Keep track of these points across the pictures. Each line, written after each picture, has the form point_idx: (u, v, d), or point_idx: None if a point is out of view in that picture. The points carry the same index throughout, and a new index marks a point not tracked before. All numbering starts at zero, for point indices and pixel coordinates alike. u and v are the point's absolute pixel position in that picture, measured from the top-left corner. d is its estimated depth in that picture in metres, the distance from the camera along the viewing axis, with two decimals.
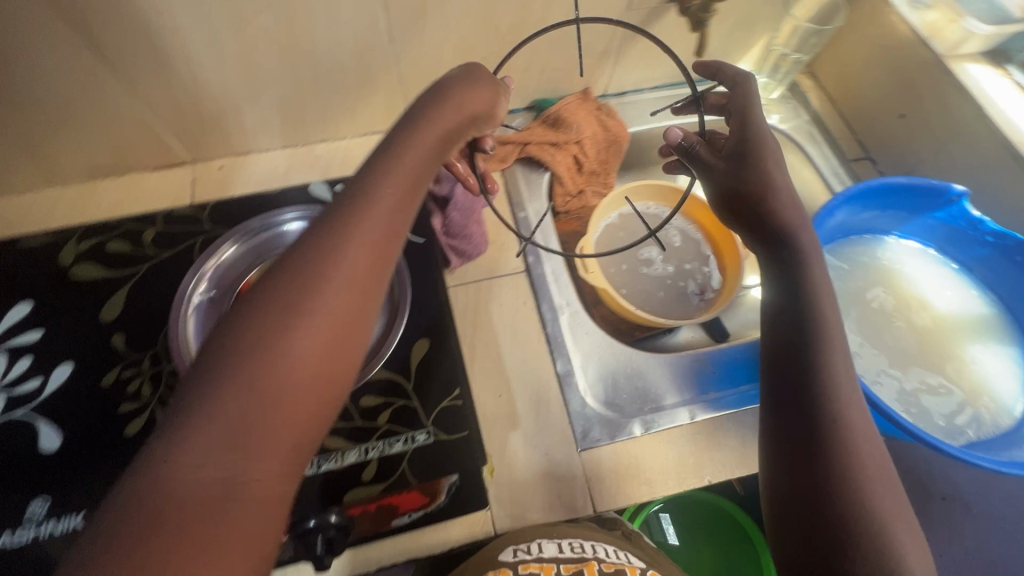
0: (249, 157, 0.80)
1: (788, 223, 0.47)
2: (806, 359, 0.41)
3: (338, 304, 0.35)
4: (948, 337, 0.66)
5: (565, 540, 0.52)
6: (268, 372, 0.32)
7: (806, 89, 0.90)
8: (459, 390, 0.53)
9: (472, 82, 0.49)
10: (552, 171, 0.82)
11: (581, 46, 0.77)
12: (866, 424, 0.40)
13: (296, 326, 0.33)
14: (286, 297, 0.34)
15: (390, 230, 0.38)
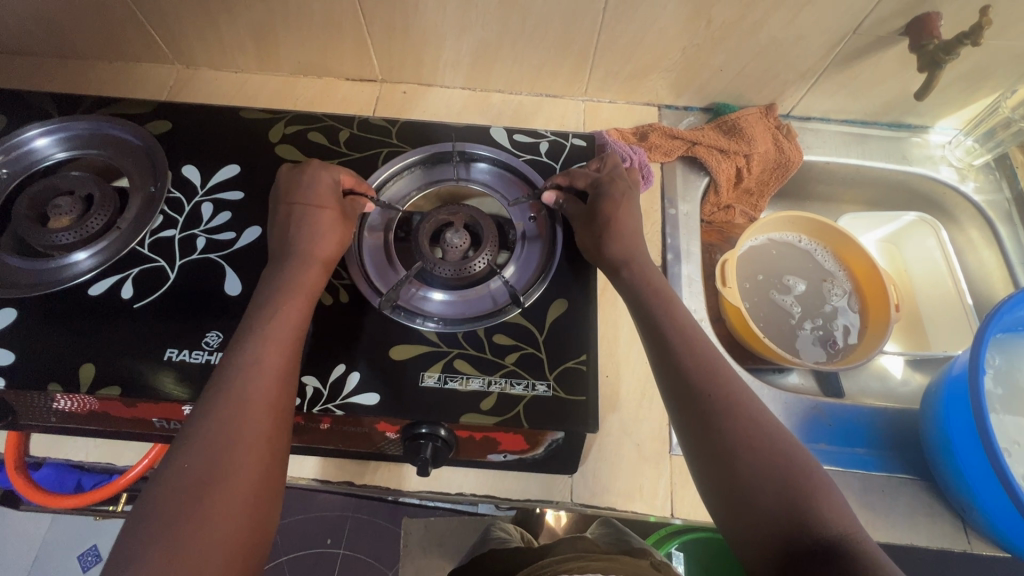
0: (430, 89, 0.85)
1: (619, 257, 0.56)
2: (698, 404, 0.46)
3: (263, 371, 0.45)
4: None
5: None
6: (231, 402, 0.43)
7: (1017, 163, 0.81)
8: (586, 355, 0.54)
9: (330, 167, 0.60)
10: (711, 177, 0.79)
11: (786, 58, 0.74)
12: (769, 434, 0.44)
13: (227, 399, 0.43)
14: (216, 381, 0.44)
15: (297, 315, 0.50)
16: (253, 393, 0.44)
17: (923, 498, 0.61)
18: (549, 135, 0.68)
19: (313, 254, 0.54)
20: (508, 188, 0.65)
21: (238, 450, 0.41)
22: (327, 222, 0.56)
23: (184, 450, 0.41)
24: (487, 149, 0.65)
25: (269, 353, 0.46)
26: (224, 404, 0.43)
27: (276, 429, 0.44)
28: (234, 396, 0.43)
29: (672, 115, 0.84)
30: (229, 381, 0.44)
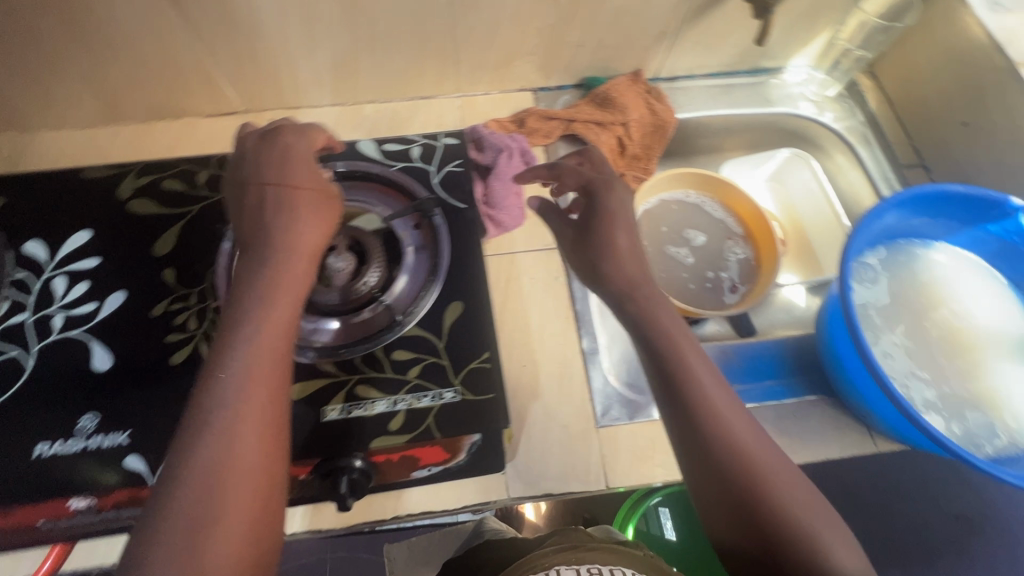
0: (299, 111, 0.81)
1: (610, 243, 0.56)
2: (704, 448, 0.46)
3: (248, 410, 0.41)
4: (973, 354, 0.65)
5: (584, 567, 0.44)
6: (224, 440, 0.40)
7: (865, 89, 0.87)
8: (487, 353, 0.54)
9: (300, 133, 0.55)
10: (595, 151, 0.81)
11: (638, 24, 0.76)
12: (775, 470, 0.45)
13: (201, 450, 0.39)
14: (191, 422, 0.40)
15: (287, 338, 0.45)
16: (242, 440, 0.40)
17: (831, 414, 0.65)
18: (420, 139, 0.67)
19: (298, 247, 0.49)
20: (385, 200, 0.62)
21: (225, 505, 0.38)
22: (306, 205, 0.51)
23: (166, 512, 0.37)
24: (349, 163, 0.63)
25: (245, 390, 0.42)
26: (201, 456, 0.39)
27: (271, 465, 0.41)
28: (216, 445, 0.39)
29: (547, 97, 0.85)
30: (208, 425, 0.40)
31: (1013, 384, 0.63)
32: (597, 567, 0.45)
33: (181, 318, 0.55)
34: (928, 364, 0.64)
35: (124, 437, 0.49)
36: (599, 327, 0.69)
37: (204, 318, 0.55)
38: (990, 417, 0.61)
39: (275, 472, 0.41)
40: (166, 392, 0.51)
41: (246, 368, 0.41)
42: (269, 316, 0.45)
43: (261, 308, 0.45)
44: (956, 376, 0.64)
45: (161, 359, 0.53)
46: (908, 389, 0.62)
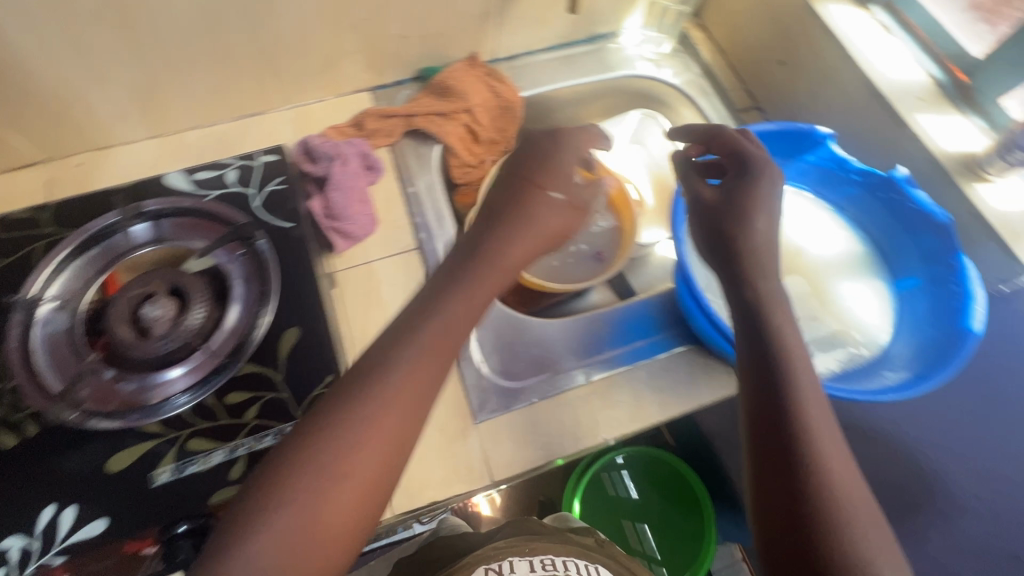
0: (113, 151, 0.74)
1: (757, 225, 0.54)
2: (777, 438, 0.43)
3: (366, 454, 0.39)
4: (818, 284, 0.68)
5: (536, 558, 0.51)
6: (313, 482, 0.37)
7: (696, 41, 0.90)
8: (332, 377, 0.51)
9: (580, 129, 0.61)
10: (442, 143, 0.79)
11: (455, 7, 0.74)
12: (844, 471, 0.42)
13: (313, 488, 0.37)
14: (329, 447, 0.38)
15: (422, 391, 0.42)
16: (348, 486, 0.38)
17: (698, 361, 0.67)
18: (234, 161, 0.62)
19: (506, 258, 0.51)
20: (201, 233, 0.57)
21: (338, 525, 0.37)
22: (546, 212, 0.54)
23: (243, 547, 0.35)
24: (154, 201, 0.58)
25: (386, 425, 0.40)
26: (298, 490, 0.37)
27: (368, 506, 0.39)
28: (320, 482, 0.37)
29: (386, 94, 0.82)
30: (330, 455, 0.38)
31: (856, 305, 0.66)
32: (551, 557, 0.51)
33: None
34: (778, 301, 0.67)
35: None
36: None
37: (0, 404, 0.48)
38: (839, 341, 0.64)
39: (368, 514, 0.39)
40: None
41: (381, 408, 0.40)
42: (425, 353, 0.43)
43: (422, 336, 0.43)
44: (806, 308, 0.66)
45: None
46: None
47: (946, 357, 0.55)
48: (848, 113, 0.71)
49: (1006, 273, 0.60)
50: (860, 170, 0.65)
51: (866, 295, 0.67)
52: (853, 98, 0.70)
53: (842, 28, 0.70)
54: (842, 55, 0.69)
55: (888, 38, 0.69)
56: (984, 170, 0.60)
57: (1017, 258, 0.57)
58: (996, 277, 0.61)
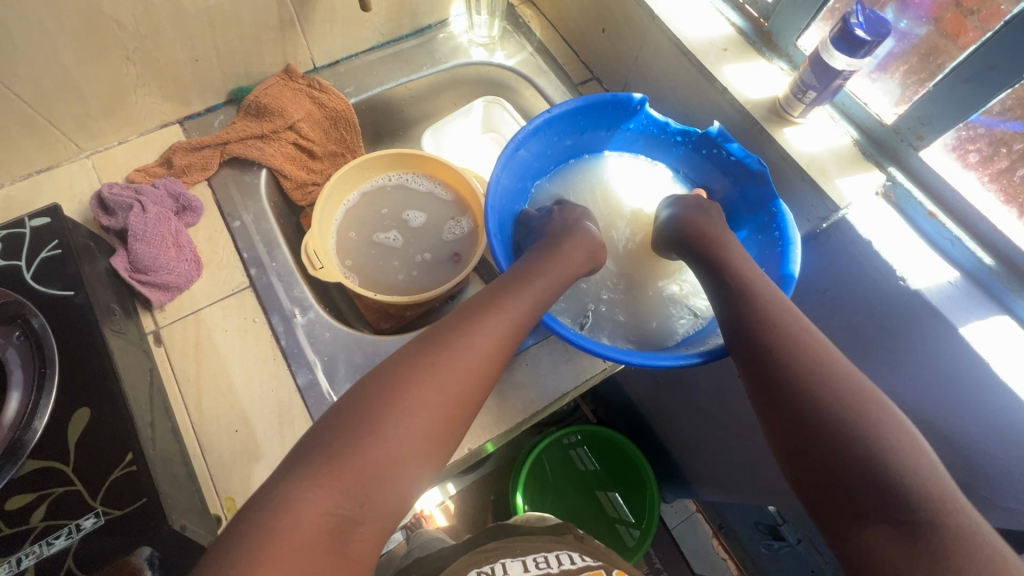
0: None
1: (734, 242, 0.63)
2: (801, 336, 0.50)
3: (444, 391, 0.44)
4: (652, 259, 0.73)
5: (528, 558, 0.57)
6: (398, 413, 0.42)
7: (527, 19, 0.88)
8: (132, 454, 0.46)
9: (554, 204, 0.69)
10: (268, 167, 0.74)
11: (245, 21, 0.68)
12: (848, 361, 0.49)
13: (406, 410, 0.42)
14: (413, 374, 0.44)
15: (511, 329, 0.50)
16: (422, 415, 0.42)
17: (559, 350, 0.65)
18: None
19: (557, 258, 0.59)
20: None
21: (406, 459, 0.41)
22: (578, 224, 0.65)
23: (316, 482, 0.38)
24: None
25: (493, 349, 0.48)
26: (399, 411, 0.42)
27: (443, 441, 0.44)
28: (428, 403, 0.43)
29: (198, 124, 0.75)
30: (398, 398, 0.42)
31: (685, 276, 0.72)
32: (544, 555, 0.58)
33: None
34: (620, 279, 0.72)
35: None
36: (312, 355, 0.63)
37: None
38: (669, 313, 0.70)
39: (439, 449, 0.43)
40: None
41: (458, 348, 0.46)
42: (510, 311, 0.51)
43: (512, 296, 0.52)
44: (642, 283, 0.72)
45: None
46: (602, 309, 0.70)
47: None
48: (668, 73, 0.71)
49: (822, 211, 0.61)
50: (679, 130, 0.65)
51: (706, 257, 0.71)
52: (668, 58, 0.69)
53: None
54: (650, 18, 0.68)
55: None
56: (788, 113, 0.61)
57: (826, 196, 0.60)
58: (817, 216, 0.62)
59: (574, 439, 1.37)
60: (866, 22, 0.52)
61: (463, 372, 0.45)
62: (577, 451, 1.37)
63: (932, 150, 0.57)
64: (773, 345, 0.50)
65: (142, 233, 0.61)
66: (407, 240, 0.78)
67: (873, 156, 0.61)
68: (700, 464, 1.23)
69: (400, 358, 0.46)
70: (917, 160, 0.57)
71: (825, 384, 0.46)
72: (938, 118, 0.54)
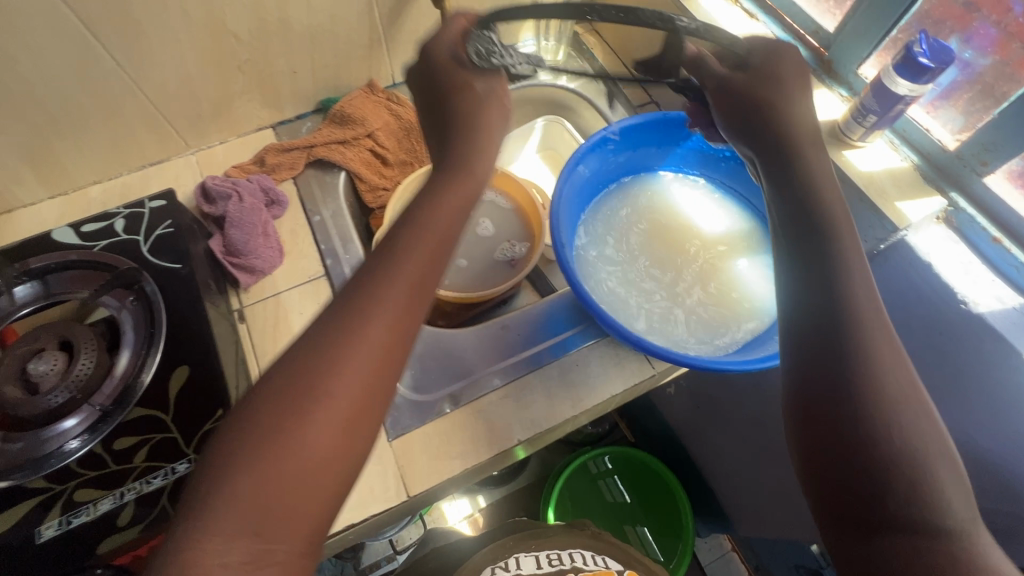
0: (15, 214, 0.74)
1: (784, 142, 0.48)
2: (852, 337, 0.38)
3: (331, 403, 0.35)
4: (714, 260, 0.68)
5: (543, 553, 0.59)
6: (287, 437, 0.34)
7: (591, 46, 0.93)
8: (222, 409, 0.51)
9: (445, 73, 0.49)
10: (347, 169, 0.81)
11: (340, 40, 0.76)
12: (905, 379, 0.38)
13: (284, 435, 0.34)
14: (289, 389, 0.35)
15: (413, 289, 0.39)
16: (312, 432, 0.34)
17: (609, 353, 0.68)
18: (122, 210, 0.62)
19: (467, 186, 0.45)
20: (88, 282, 0.57)
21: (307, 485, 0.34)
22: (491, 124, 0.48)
23: (211, 526, 0.32)
24: (38, 258, 0.57)
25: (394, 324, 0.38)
26: (279, 433, 0.34)
27: (354, 447, 0.36)
28: (314, 419, 0.35)
29: (288, 129, 0.83)
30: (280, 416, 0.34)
31: (747, 275, 0.67)
32: (558, 551, 0.60)
33: None
34: (681, 277, 0.67)
35: None
36: None
37: None
38: (740, 316, 0.64)
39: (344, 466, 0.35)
40: None
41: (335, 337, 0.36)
42: (410, 267, 0.39)
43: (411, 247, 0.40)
44: (704, 280, 0.67)
45: None
46: (654, 312, 0.65)
47: None
48: None
49: (881, 232, 0.61)
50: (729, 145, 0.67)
51: (758, 268, 0.67)
52: None
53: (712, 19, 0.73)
54: None
55: (752, 23, 0.73)
56: (847, 137, 0.63)
57: (887, 216, 0.60)
58: (874, 237, 0.61)
59: (605, 467, 1.36)
60: (930, 50, 0.54)
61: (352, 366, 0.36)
62: (607, 480, 1.35)
63: (997, 178, 0.57)
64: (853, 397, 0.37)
65: (239, 221, 0.69)
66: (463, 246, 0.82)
67: (934, 181, 0.61)
68: (740, 496, 1.20)
69: (277, 361, 0.37)
70: (980, 186, 0.58)
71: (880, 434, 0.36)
72: (1004, 145, 0.55)
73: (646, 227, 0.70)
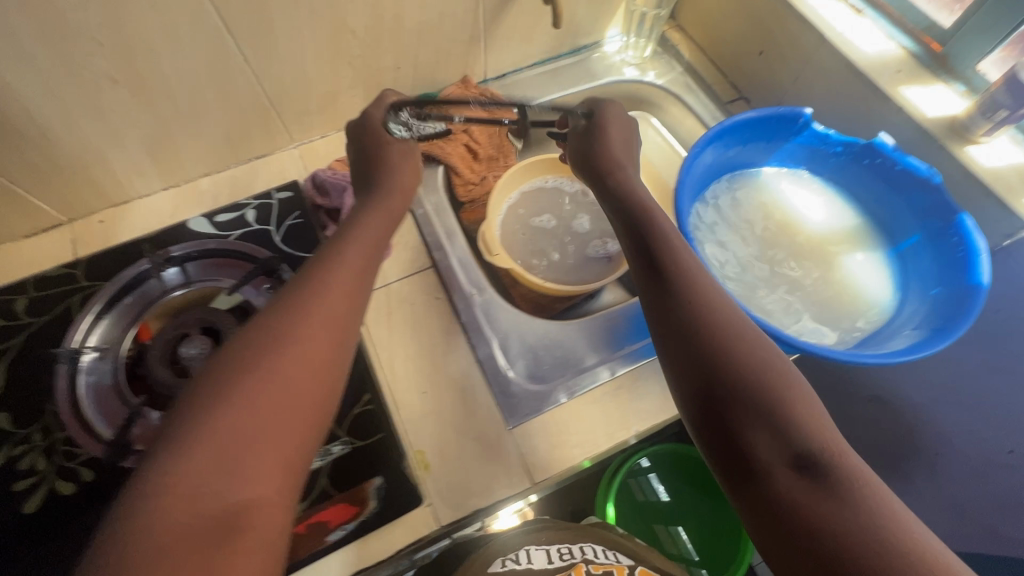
0: (131, 205, 0.77)
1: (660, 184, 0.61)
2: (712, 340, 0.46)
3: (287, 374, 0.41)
4: (826, 255, 0.68)
5: (553, 548, 0.53)
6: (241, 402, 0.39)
7: (676, 42, 0.93)
8: (368, 396, 0.62)
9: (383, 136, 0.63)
10: (445, 164, 0.82)
11: (444, 35, 0.77)
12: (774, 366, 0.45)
13: (234, 390, 0.39)
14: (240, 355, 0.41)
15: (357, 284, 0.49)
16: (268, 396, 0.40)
17: None
18: (251, 201, 0.64)
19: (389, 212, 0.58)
20: (230, 271, 0.60)
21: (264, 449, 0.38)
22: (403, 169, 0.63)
23: (170, 473, 0.35)
24: (180, 245, 0.60)
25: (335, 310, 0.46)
26: (229, 390, 0.39)
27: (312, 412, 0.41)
28: (262, 377, 0.40)
29: None
30: (248, 383, 0.40)
31: (859, 271, 0.67)
32: (566, 546, 0.54)
33: (28, 461, 0.50)
34: (795, 271, 0.67)
35: None
36: (489, 331, 0.69)
37: (54, 455, 0.50)
38: (858, 310, 0.65)
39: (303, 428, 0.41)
40: (27, 543, 0.47)
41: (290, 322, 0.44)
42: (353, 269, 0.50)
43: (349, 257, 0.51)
44: (812, 275, 0.67)
45: (14, 513, 0.48)
46: (772, 305, 0.65)
47: (959, 314, 0.55)
48: (831, 93, 0.74)
49: (1008, 227, 0.62)
50: (843, 140, 0.67)
51: (871, 264, 0.68)
52: (835, 79, 0.72)
53: (821, 13, 0.72)
54: (821, 39, 0.72)
55: (859, 19, 0.72)
56: (970, 133, 0.62)
57: (1014, 211, 0.60)
58: (1000, 233, 0.63)
59: None
60: None
61: (307, 343, 0.43)
62: None
63: None
64: (725, 385, 0.44)
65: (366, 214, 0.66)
66: (557, 239, 0.83)
67: None
68: None
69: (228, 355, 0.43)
70: None
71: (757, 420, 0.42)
72: None
73: (755, 221, 0.70)
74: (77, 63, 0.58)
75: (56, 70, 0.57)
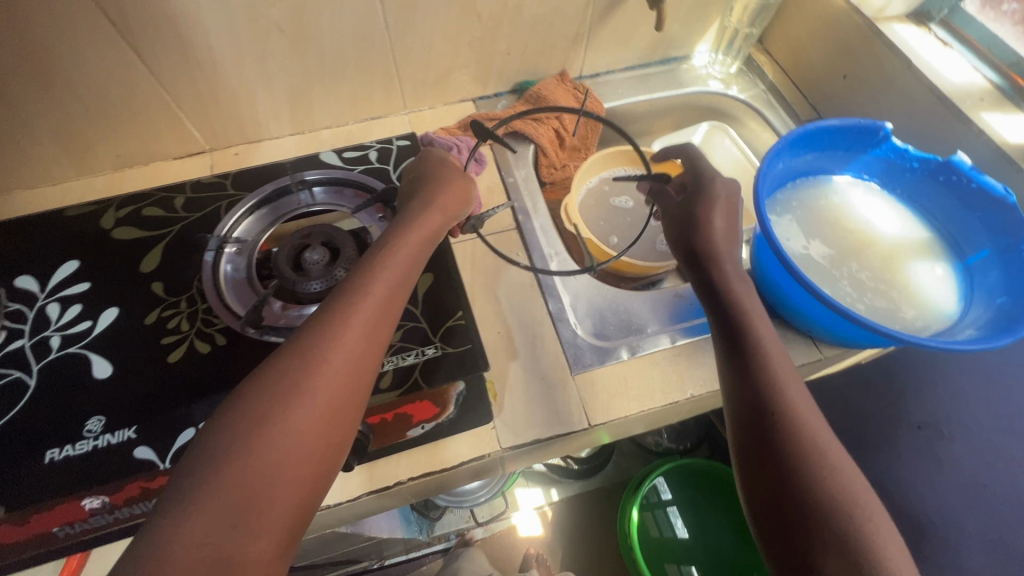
0: (262, 144, 0.88)
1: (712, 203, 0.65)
2: (775, 442, 0.48)
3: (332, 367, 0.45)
4: (894, 258, 0.72)
5: None
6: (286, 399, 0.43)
7: (761, 63, 1.00)
8: (461, 312, 0.69)
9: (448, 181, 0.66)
10: (535, 144, 0.88)
11: (555, 28, 0.86)
12: (842, 484, 0.45)
13: (284, 386, 0.44)
14: (297, 353, 0.46)
15: (404, 277, 0.53)
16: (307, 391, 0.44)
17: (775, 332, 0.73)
18: (374, 144, 0.74)
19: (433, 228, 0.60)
20: (352, 199, 0.69)
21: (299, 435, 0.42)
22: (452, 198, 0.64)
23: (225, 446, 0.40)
24: (316, 170, 0.70)
25: (383, 311, 0.50)
26: (287, 384, 0.44)
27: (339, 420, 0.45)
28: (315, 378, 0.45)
29: (487, 103, 0.94)
30: (295, 380, 0.44)
31: (929, 278, 0.70)
32: None
33: (174, 322, 0.59)
34: (865, 270, 0.71)
35: (131, 431, 0.53)
36: (562, 290, 0.75)
37: (196, 319, 0.59)
38: (927, 309, 0.68)
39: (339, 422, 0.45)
40: (164, 384, 0.56)
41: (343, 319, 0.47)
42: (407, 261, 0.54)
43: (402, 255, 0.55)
44: (882, 276, 0.71)
45: (159, 361, 0.57)
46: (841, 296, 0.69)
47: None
48: (913, 115, 0.78)
49: None
50: (919, 156, 0.71)
51: (940, 271, 0.71)
52: (919, 103, 0.77)
53: (910, 42, 0.78)
54: (907, 64, 0.77)
55: (947, 51, 0.78)
56: None
57: None
58: None
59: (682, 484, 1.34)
60: None
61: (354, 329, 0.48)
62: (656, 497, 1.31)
63: None
64: (796, 506, 0.44)
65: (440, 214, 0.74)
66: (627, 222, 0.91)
67: None
68: None
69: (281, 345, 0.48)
70: None
71: (828, 542, 0.42)
72: None
73: (825, 222, 0.75)
74: (257, 10, 0.69)
75: (240, 13, 0.69)
